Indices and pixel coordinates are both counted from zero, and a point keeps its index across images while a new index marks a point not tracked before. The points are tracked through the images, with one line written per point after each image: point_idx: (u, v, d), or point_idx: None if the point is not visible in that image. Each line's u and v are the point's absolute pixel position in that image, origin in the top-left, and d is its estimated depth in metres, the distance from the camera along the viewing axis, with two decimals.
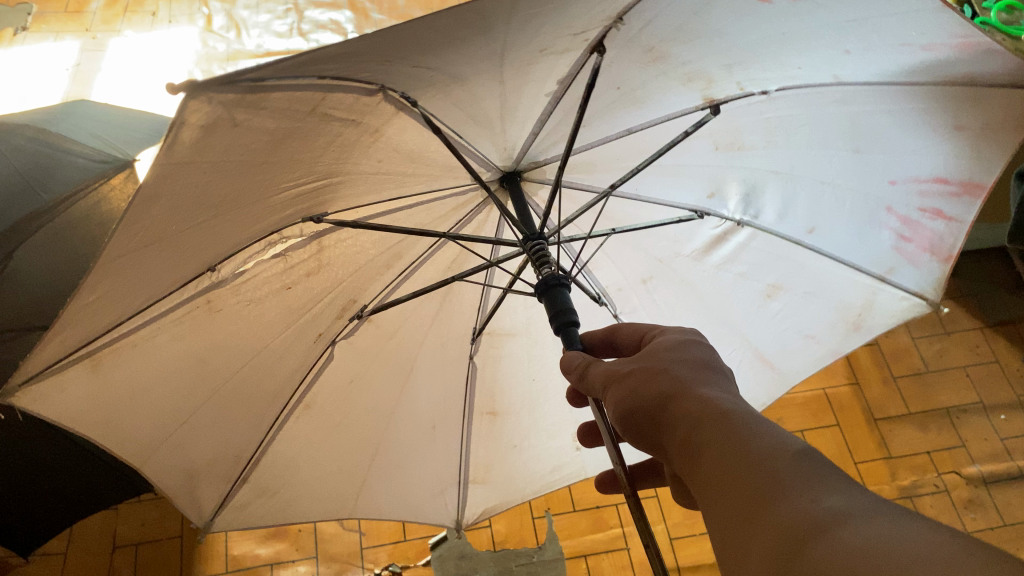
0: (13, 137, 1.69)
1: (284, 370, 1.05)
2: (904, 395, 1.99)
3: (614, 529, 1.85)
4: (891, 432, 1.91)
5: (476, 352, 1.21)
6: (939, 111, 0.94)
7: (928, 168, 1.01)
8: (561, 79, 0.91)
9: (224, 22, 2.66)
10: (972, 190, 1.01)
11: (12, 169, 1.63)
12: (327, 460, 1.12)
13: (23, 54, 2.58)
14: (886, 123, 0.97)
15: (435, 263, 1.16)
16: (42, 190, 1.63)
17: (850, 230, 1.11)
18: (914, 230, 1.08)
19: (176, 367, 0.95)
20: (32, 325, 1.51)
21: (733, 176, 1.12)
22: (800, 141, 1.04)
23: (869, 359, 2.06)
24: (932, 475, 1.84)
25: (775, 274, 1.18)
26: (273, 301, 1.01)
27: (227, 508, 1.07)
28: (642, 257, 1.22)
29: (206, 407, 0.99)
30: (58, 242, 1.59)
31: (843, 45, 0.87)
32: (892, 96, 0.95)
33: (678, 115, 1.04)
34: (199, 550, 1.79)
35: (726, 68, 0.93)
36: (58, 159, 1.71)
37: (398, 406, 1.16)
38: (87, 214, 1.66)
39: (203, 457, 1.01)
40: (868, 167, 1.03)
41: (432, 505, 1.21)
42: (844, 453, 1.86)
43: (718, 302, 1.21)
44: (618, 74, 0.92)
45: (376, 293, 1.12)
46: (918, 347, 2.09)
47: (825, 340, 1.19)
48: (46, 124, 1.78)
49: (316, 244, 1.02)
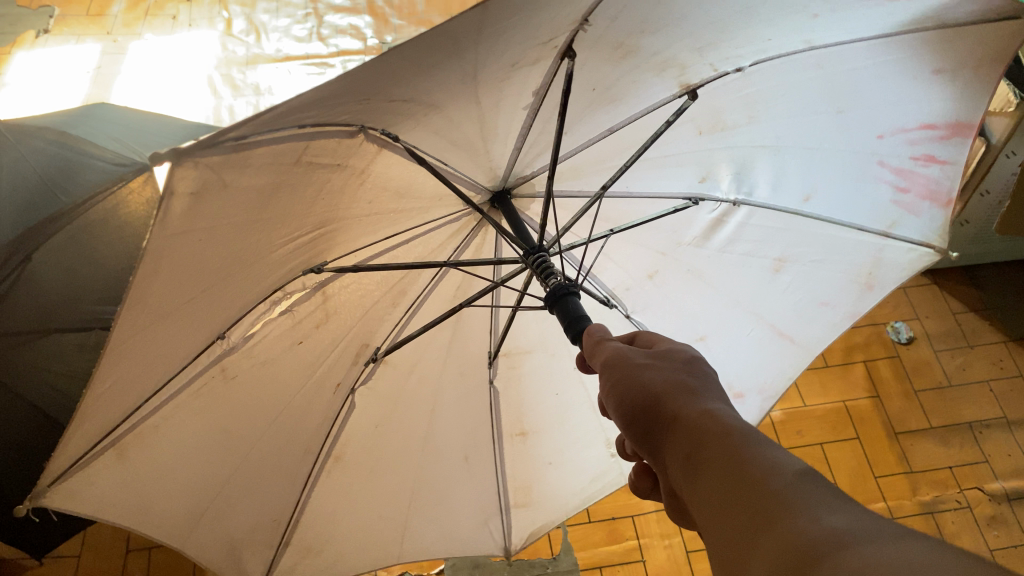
0: (32, 141, 1.70)
1: (308, 425, 1.06)
2: (925, 410, 1.94)
3: (629, 540, 1.82)
4: (912, 447, 1.87)
5: (494, 376, 1.20)
6: (919, 61, 0.96)
7: (913, 116, 1.03)
8: (536, 91, 0.90)
9: (245, 26, 2.68)
10: (960, 131, 1.03)
11: (33, 172, 1.63)
12: (362, 506, 1.11)
13: (46, 57, 2.63)
14: (868, 76, 0.99)
15: (439, 295, 1.17)
16: (61, 193, 1.62)
17: (846, 189, 1.12)
18: (909, 180, 1.09)
19: (200, 441, 0.95)
20: (51, 328, 1.54)
21: (722, 157, 1.12)
22: (788, 112, 1.04)
23: (889, 372, 2.01)
24: (954, 491, 1.80)
25: (780, 247, 1.17)
26: (286, 357, 1.02)
27: (274, 575, 1.06)
28: (642, 251, 1.20)
29: (234, 477, 0.99)
30: (75, 246, 1.59)
31: (810, 11, 0.87)
32: (870, 50, 0.96)
33: (658, 106, 1.02)
34: None
35: (697, 51, 0.91)
36: (79, 161, 1.70)
37: (422, 437, 1.15)
38: (104, 218, 1.64)
39: (242, 528, 1.02)
40: (854, 126, 1.05)
41: (477, 535, 1.19)
42: (864, 467, 1.83)
43: (728, 284, 1.19)
44: (592, 75, 0.91)
45: (386, 333, 1.13)
46: (939, 360, 2.03)
47: (841, 304, 1.18)
48: (66, 126, 1.78)
49: (320, 294, 1.03)
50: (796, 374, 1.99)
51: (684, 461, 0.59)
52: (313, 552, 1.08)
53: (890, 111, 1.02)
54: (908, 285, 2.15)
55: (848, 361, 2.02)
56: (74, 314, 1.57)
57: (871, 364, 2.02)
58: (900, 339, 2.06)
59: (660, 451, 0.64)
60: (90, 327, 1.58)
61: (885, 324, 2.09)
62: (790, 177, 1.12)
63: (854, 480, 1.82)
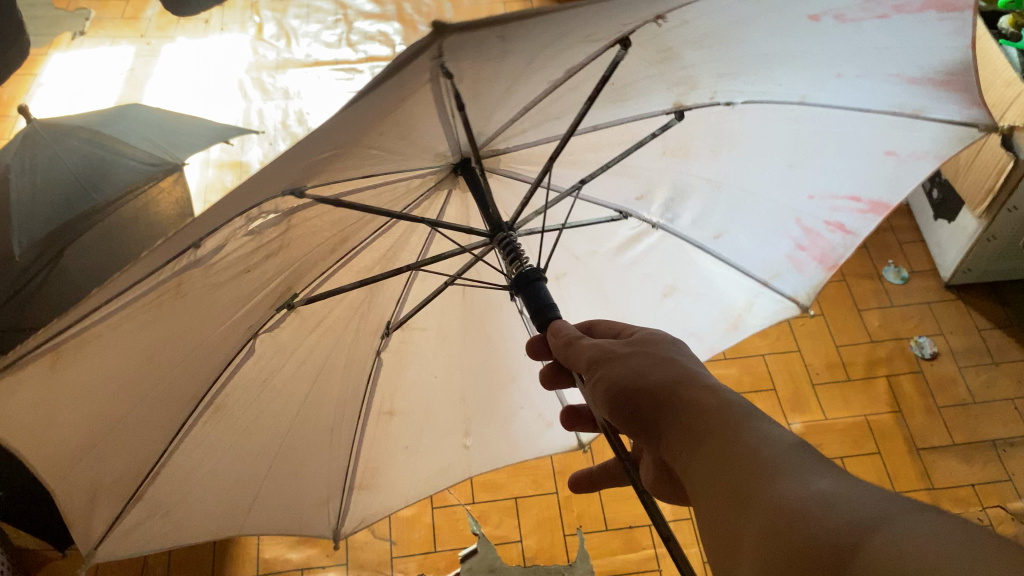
0: (69, 140, 1.73)
1: (212, 364, 0.85)
2: (948, 426, 1.90)
3: (647, 550, 1.77)
4: (934, 464, 1.84)
5: (384, 347, 1.04)
6: (882, 134, 0.91)
7: (845, 186, 0.98)
8: (561, 76, 0.72)
9: (275, 31, 2.74)
10: (877, 208, 1.00)
11: (68, 171, 1.68)
12: (229, 468, 0.90)
13: (80, 57, 2.67)
14: (831, 142, 0.93)
15: (370, 252, 0.98)
16: (95, 191, 1.67)
17: (755, 237, 1.07)
18: (812, 240, 1.05)
19: (121, 370, 0.74)
20: None
21: (665, 179, 1.04)
22: (743, 151, 0.97)
23: (912, 387, 1.97)
24: (976, 510, 1.76)
25: (673, 274, 1.13)
26: (229, 286, 0.80)
27: (113, 531, 0.85)
28: (562, 253, 1.13)
29: (143, 405, 0.79)
30: (104, 242, 1.62)
31: (841, 68, 0.81)
32: (861, 119, 0.90)
33: (646, 117, 0.93)
34: (231, 550, 1.79)
35: (718, 76, 0.83)
36: (112, 161, 1.74)
37: (306, 400, 0.97)
38: (135, 216, 1.69)
39: (111, 474, 0.80)
40: (794, 182, 0.99)
41: (314, 516, 1.00)
42: (883, 481, 1.81)
43: (617, 295, 1.15)
44: (623, 73, 0.78)
45: (306, 282, 0.92)
46: (964, 376, 1.97)
47: (706, 337, 1.15)
48: (101, 126, 1.82)
49: (286, 223, 0.80)
50: (816, 388, 1.98)
51: (679, 435, 0.62)
52: (164, 511, 0.87)
53: (824, 170, 0.97)
54: (933, 300, 2.11)
55: (870, 375, 1.99)
56: None
57: (893, 379, 1.98)
58: (924, 355, 2.01)
59: (653, 427, 0.66)
60: None
61: (909, 338, 2.04)
62: (711, 213, 1.06)
63: None
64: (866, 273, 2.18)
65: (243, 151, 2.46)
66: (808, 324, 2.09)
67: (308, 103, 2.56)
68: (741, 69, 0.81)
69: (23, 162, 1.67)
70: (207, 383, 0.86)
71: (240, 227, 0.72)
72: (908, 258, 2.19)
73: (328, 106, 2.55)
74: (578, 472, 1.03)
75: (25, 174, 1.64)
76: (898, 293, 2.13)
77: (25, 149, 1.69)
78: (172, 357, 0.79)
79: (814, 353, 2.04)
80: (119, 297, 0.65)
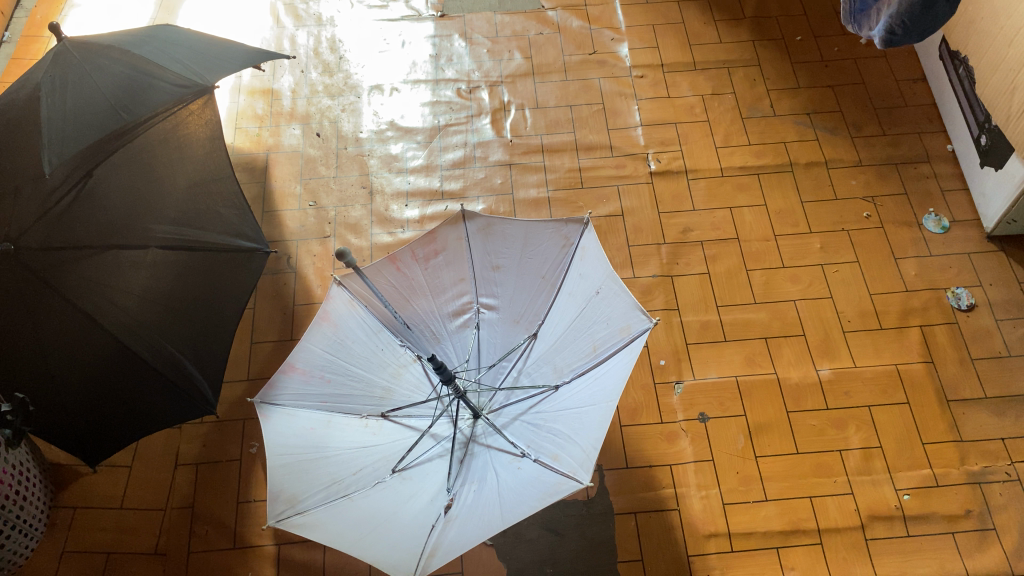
0: (101, 60, 1.68)
1: (318, 477, 1.38)
2: (980, 378, 1.88)
3: (666, 489, 1.78)
4: (964, 416, 1.84)
5: (397, 410, 1.48)
6: (511, 250, 1.51)
7: (499, 264, 1.52)
8: (452, 327, 1.54)
9: None
10: (522, 325, 1.54)
11: (101, 92, 1.62)
12: (352, 448, 1.42)
13: None
14: (493, 244, 1.51)
15: (370, 396, 1.48)
16: (124, 111, 1.61)
17: (486, 360, 1.53)
18: (481, 352, 1.54)
19: (284, 489, 1.36)
20: (109, 244, 1.52)
21: (426, 290, 1.51)
22: (482, 257, 1.52)
23: (946, 336, 1.94)
24: (1004, 463, 1.78)
25: (450, 342, 1.54)
26: (306, 473, 1.38)
27: (319, 507, 1.35)
28: (441, 347, 1.53)
29: (299, 485, 1.37)
30: (135, 164, 1.60)
31: (497, 260, 1.52)
32: (501, 243, 1.51)
33: (430, 278, 1.50)
34: (257, 474, 1.83)
35: (484, 274, 1.52)
36: (145, 82, 1.68)
37: (380, 415, 1.47)
38: (164, 138, 1.66)
39: (296, 485, 1.37)
40: (499, 282, 1.53)
41: (409, 446, 1.45)
42: (910, 434, 1.83)
43: (441, 344, 1.53)
44: (483, 256, 1.51)
45: (379, 407, 1.47)
46: (1001, 329, 1.94)
47: (376, 385, 1.49)
48: (132, 46, 1.76)
49: (355, 409, 1.46)
50: (846, 336, 1.95)
51: None
52: (327, 476, 1.38)
53: (454, 361, 1.53)
54: (973, 251, 2.05)
55: (904, 325, 1.96)
56: (132, 230, 1.55)
57: (927, 330, 1.95)
58: (961, 306, 1.97)
59: None
60: (147, 245, 1.56)
61: (946, 289, 2.00)
62: (484, 376, 1.53)
63: (900, 447, 1.81)
64: (906, 221, 2.11)
65: (275, 79, 2.40)
66: (842, 271, 2.04)
67: (342, 32, 2.50)
68: (490, 249, 1.51)
69: (52, 79, 1.60)
70: (342, 474, 1.39)
71: (317, 448, 1.40)
72: (951, 206, 2.12)
73: (363, 40, 2.48)
74: (473, 356, 1.53)
75: (55, 93, 1.57)
76: (937, 242, 2.07)
77: (54, 67, 1.63)
78: (300, 479, 1.37)
79: (846, 300, 2.00)
80: (297, 484, 1.37)
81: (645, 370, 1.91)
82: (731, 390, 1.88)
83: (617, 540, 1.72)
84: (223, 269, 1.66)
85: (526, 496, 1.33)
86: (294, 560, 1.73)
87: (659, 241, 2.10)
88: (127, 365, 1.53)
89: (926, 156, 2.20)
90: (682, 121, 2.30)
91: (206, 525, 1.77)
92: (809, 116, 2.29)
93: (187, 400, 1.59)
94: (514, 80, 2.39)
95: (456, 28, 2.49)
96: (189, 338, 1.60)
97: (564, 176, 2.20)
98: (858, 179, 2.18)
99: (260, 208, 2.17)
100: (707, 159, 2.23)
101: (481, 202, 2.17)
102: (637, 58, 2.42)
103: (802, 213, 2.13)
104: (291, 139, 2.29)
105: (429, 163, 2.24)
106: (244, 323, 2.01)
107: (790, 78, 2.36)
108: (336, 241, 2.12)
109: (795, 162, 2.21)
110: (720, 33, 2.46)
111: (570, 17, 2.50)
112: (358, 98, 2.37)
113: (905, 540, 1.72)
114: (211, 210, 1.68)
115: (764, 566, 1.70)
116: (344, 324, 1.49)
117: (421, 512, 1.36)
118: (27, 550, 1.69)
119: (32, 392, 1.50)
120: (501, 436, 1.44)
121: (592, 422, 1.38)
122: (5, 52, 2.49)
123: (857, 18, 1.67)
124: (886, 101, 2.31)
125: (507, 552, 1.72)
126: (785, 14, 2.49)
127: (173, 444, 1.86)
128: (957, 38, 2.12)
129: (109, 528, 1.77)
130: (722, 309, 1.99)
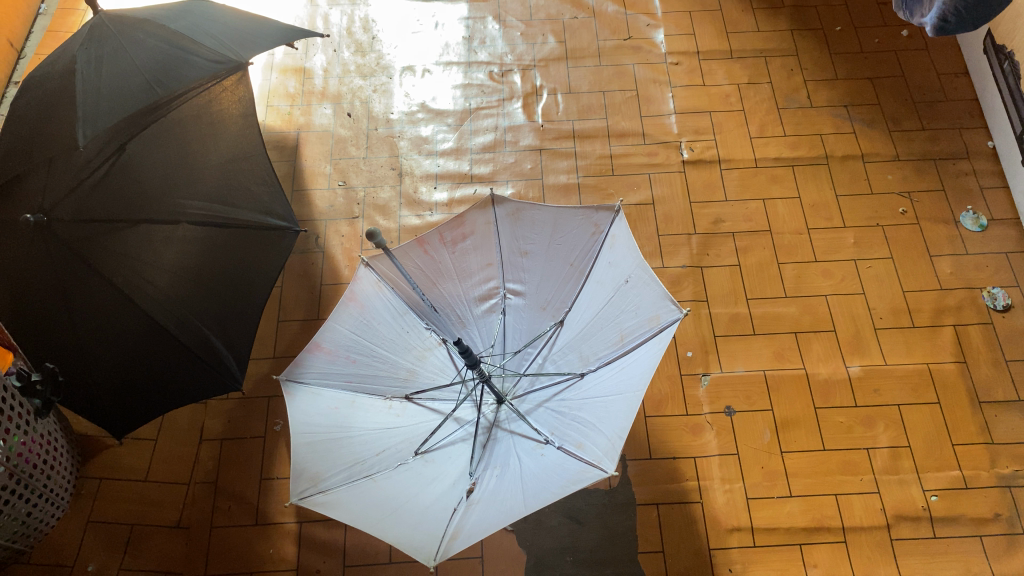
0: (136, 34, 1.65)
1: (339, 455, 1.38)
2: (1013, 380, 1.85)
3: (689, 482, 1.76)
4: (997, 418, 1.81)
5: (423, 393, 1.47)
6: (542, 234, 1.49)
7: (528, 249, 1.50)
8: (479, 312, 1.53)
9: None
10: (549, 312, 1.52)
11: (136, 65, 1.60)
12: (375, 429, 1.42)
13: None
14: (523, 229, 1.49)
15: (395, 379, 1.47)
16: (157, 85, 1.58)
17: (512, 345, 1.53)
18: (508, 336, 1.53)
19: (305, 465, 1.36)
20: (137, 218, 1.52)
21: (453, 272, 1.50)
22: (510, 241, 1.50)
23: (980, 336, 1.91)
24: None
25: (476, 326, 1.53)
26: (328, 450, 1.38)
27: (340, 484, 1.35)
28: (466, 332, 1.52)
29: (319, 462, 1.37)
30: (168, 138, 1.59)
31: (528, 245, 1.50)
32: (531, 228, 1.49)
33: (456, 259, 1.49)
34: (280, 452, 1.84)
35: (513, 258, 1.51)
36: (177, 56, 1.65)
37: (404, 398, 1.46)
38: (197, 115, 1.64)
39: (317, 462, 1.37)
40: (527, 269, 1.52)
41: (433, 429, 1.44)
42: (939, 434, 1.80)
43: (467, 328, 1.52)
44: (512, 239, 1.50)
45: (403, 390, 1.47)
46: None
47: (399, 366, 1.48)
48: (167, 21, 1.74)
49: (378, 392, 1.46)
50: (877, 332, 1.93)
51: None
52: (348, 454, 1.38)
53: (479, 346, 1.52)
54: (1011, 251, 2.01)
55: (937, 324, 1.93)
56: (164, 205, 1.55)
57: (961, 330, 1.92)
58: (996, 307, 1.93)
59: None
60: (178, 220, 1.56)
61: (982, 289, 1.96)
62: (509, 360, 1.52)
63: (929, 447, 1.79)
64: (944, 217, 2.07)
65: (308, 57, 2.40)
66: (875, 267, 2.01)
67: (376, 11, 2.49)
68: (518, 235, 1.50)
69: (87, 53, 1.59)
70: (364, 454, 1.39)
71: (340, 427, 1.41)
72: (989, 205, 2.08)
73: (397, 20, 2.47)
74: (499, 340, 1.53)
75: (90, 65, 1.56)
76: (974, 241, 2.03)
77: (89, 40, 1.62)
78: (322, 457, 1.37)
79: (878, 296, 1.97)
80: (319, 460, 1.37)
81: (671, 361, 1.90)
82: (758, 384, 1.86)
83: (638, 531, 1.72)
84: (253, 247, 1.66)
85: (548, 483, 1.32)
86: (315, 538, 1.74)
87: (690, 231, 2.07)
88: (155, 341, 1.54)
89: (965, 153, 2.16)
90: (716, 110, 2.27)
91: (228, 500, 1.78)
92: (847, 108, 2.25)
93: (214, 376, 1.60)
94: (547, 63, 2.36)
95: (490, 10, 2.47)
96: (217, 315, 1.61)
97: (595, 162, 2.18)
98: (894, 173, 2.14)
99: (290, 186, 2.17)
100: (741, 149, 2.20)
101: (510, 186, 2.15)
102: (672, 45, 2.39)
103: (836, 208, 2.10)
104: (322, 118, 2.28)
105: (460, 146, 2.23)
106: (272, 301, 2.02)
107: (828, 69, 2.32)
108: (364, 222, 2.11)
109: (831, 155, 2.18)
110: (759, 21, 2.42)
111: (606, 2, 2.47)
112: (390, 79, 2.36)
113: (931, 542, 1.70)
114: (242, 187, 1.68)
115: (787, 562, 1.68)
116: (370, 304, 1.49)
117: (442, 495, 1.36)
118: (53, 519, 1.71)
119: (61, 363, 1.52)
120: (524, 423, 1.43)
121: (619, 409, 1.36)
122: (41, 24, 2.50)
123: (909, 4, 1.64)
124: (926, 95, 2.26)
125: (528, 538, 1.71)
126: (825, 4, 2.45)
127: (198, 420, 1.87)
128: (1005, 31, 2.07)
129: (132, 500, 1.78)
130: (752, 301, 1.97)
